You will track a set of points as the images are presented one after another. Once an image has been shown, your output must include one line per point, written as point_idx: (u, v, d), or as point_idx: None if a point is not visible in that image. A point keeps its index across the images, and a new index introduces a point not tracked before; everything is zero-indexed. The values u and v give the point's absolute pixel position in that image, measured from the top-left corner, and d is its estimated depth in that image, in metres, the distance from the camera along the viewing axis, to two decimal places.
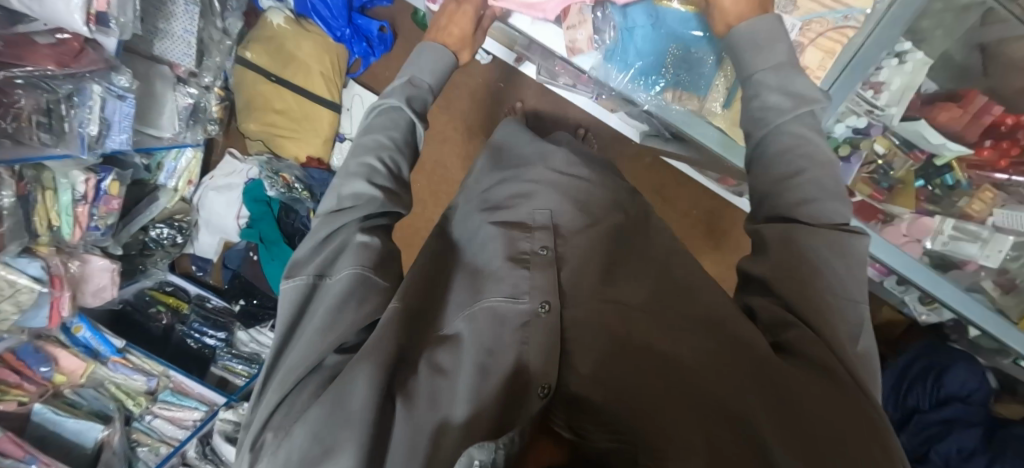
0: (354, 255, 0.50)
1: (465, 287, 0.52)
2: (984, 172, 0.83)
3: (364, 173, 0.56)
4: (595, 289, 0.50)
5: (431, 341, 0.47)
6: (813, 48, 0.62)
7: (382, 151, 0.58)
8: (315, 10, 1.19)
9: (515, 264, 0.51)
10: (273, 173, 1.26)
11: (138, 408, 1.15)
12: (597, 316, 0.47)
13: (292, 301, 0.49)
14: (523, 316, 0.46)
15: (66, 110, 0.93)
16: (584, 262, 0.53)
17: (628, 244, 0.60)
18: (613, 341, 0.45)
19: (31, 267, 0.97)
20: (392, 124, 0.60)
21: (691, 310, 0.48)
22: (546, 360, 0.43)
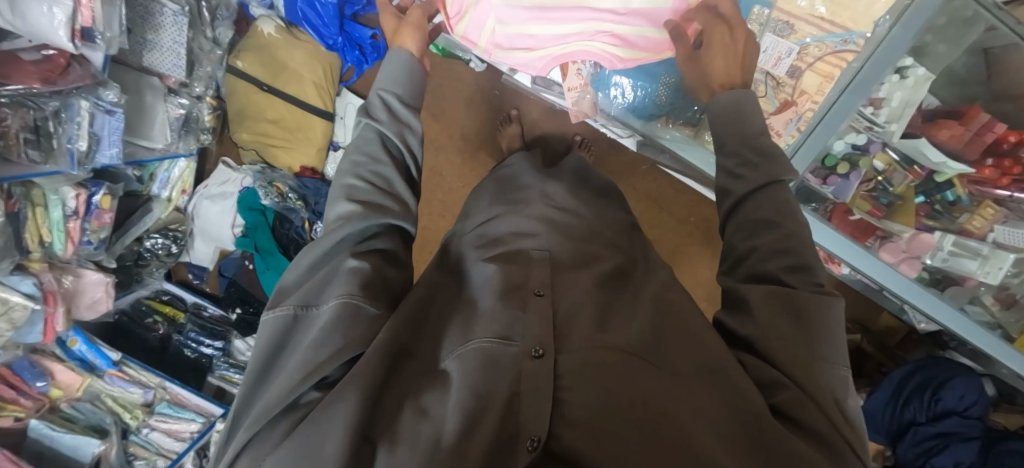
0: (344, 282, 0.49)
1: (459, 326, 0.52)
2: (985, 188, 0.80)
3: (343, 193, 0.57)
4: (589, 336, 0.49)
5: (412, 379, 0.46)
6: (811, 72, 0.69)
7: (363, 166, 0.59)
8: (306, 18, 1.17)
9: (508, 307, 0.52)
10: (266, 182, 1.26)
11: (135, 421, 1.17)
12: (591, 363, 0.45)
13: (271, 330, 0.48)
14: (513, 358, 0.46)
15: (54, 127, 0.91)
16: (579, 311, 0.53)
17: (620, 299, 0.60)
18: (609, 391, 0.42)
19: (24, 284, 0.96)
20: (372, 136, 0.62)
21: (685, 362, 0.47)
22: (538, 410, 0.40)
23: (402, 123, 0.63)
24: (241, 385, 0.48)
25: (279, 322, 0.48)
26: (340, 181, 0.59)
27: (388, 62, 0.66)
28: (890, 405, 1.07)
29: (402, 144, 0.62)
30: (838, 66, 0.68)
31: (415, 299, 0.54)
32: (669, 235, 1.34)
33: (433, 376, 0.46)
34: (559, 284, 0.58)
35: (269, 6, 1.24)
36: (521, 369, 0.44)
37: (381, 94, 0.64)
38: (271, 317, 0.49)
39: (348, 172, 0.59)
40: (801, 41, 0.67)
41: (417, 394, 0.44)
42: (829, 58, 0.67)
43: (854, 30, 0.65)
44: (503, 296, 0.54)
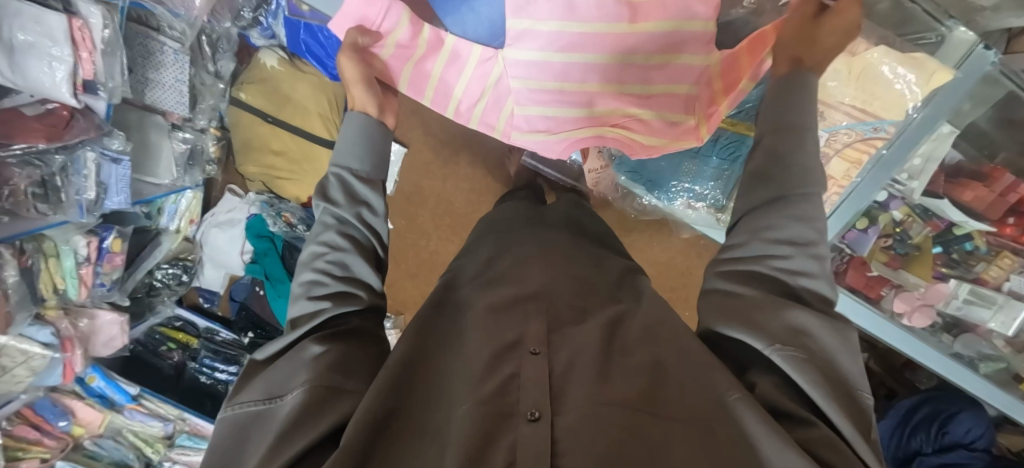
0: (310, 370, 0.44)
1: (447, 396, 0.45)
2: (1004, 240, 0.79)
3: (304, 290, 0.53)
4: (586, 387, 0.42)
5: (401, 447, 0.39)
6: (839, 158, 0.68)
7: (321, 261, 0.54)
8: (309, 50, 1.13)
9: (497, 363, 0.46)
10: (274, 213, 1.28)
11: (157, 455, 1.20)
12: (589, 415, 0.38)
13: (235, 426, 0.42)
14: (509, 419, 0.39)
15: (61, 181, 0.90)
16: (578, 363, 0.46)
17: (623, 342, 0.52)
18: (611, 444, 0.34)
19: (42, 334, 0.98)
20: (328, 223, 0.56)
21: (687, 401, 0.42)
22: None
23: (359, 201, 0.57)
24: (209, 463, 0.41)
25: (241, 420, 0.43)
26: (304, 278, 0.54)
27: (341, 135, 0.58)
28: (897, 432, 1.09)
29: (364, 230, 0.56)
30: (866, 152, 0.66)
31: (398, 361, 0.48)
32: (677, 256, 1.33)
33: (423, 447, 0.39)
34: (554, 337, 0.51)
35: (270, 37, 1.17)
36: (516, 435, 0.37)
37: (334, 172, 0.57)
38: (230, 416, 0.43)
39: (309, 266, 0.54)
40: (833, 126, 0.65)
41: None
42: (859, 145, 0.66)
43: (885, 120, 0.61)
44: (495, 356, 0.47)
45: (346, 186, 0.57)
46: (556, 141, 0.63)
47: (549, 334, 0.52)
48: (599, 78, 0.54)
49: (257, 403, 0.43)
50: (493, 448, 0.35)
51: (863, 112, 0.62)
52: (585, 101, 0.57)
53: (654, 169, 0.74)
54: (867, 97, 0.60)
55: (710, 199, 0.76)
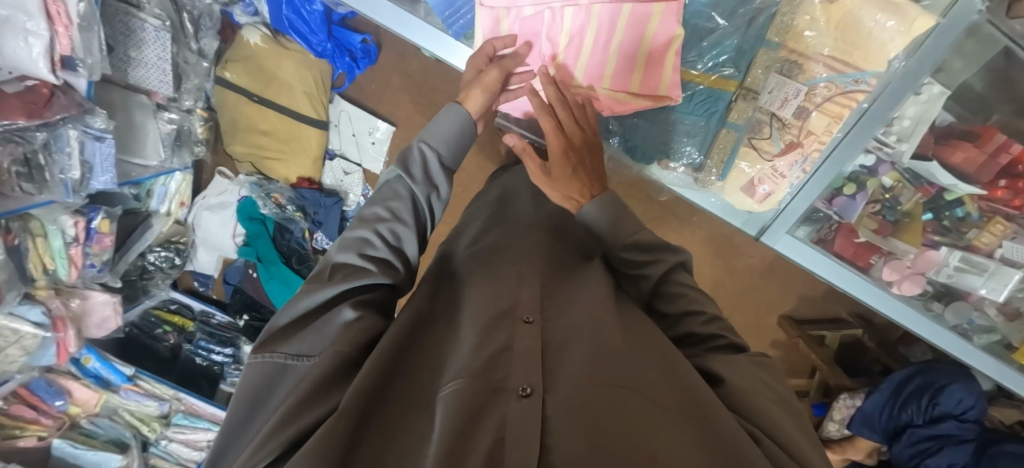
0: (335, 335, 0.42)
1: (435, 363, 0.42)
2: (997, 206, 0.77)
3: (355, 248, 0.48)
4: (586, 367, 0.38)
5: (390, 412, 0.36)
6: (819, 113, 0.62)
7: (381, 233, 0.49)
8: (292, 26, 1.12)
9: (492, 327, 0.42)
10: (265, 194, 1.27)
11: (153, 434, 1.21)
12: (582, 400, 0.34)
13: (252, 384, 0.39)
14: (502, 396, 0.35)
15: (45, 159, 0.90)
16: (575, 334, 0.42)
17: (625, 319, 0.47)
18: (601, 433, 0.31)
19: (33, 314, 0.99)
20: (398, 196, 0.51)
21: (670, 378, 0.38)
22: (526, 450, 0.30)
23: (434, 184, 0.54)
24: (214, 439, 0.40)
25: (264, 373, 0.40)
26: (351, 235, 0.49)
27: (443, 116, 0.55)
28: (888, 406, 1.09)
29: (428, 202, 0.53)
30: (848, 106, 0.60)
31: (393, 337, 0.42)
32: (670, 234, 1.32)
33: (406, 416, 0.36)
34: (549, 306, 0.47)
35: (254, 13, 1.18)
36: (504, 411, 0.34)
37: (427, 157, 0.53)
38: (252, 364, 0.40)
39: (364, 227, 0.49)
40: (811, 80, 0.61)
41: (389, 444, 0.33)
42: (839, 99, 0.60)
43: (867, 70, 0.57)
44: (486, 328, 0.42)
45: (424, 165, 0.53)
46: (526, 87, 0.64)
47: (544, 301, 0.48)
48: (583, 27, 0.59)
49: (273, 357, 0.40)
50: (482, 428, 0.32)
51: (843, 64, 0.58)
52: (557, 47, 0.60)
53: (631, 128, 0.71)
54: (846, 46, 0.57)
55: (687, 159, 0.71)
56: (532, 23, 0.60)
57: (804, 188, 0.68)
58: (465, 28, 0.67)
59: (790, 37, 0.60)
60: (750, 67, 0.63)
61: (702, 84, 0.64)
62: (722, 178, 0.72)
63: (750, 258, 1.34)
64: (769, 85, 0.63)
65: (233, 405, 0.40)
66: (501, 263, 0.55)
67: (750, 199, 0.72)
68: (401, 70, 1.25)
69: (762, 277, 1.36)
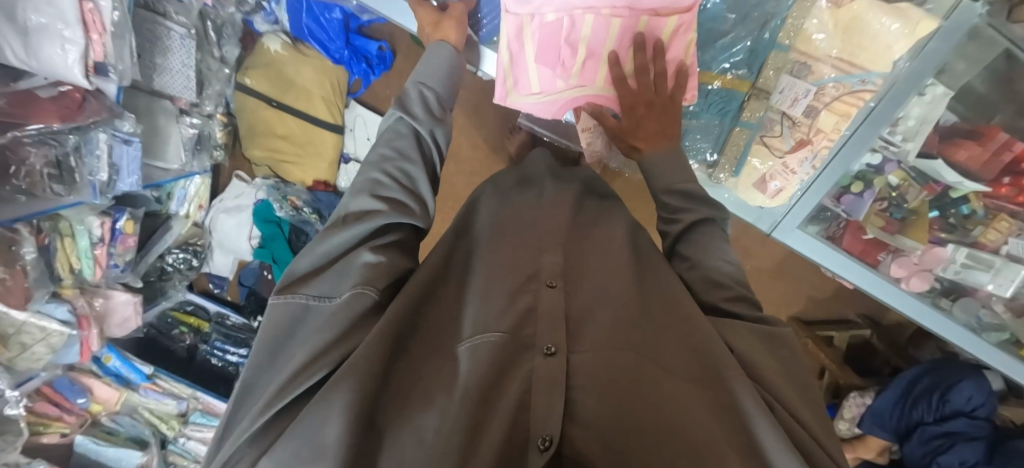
0: (356, 274, 0.41)
1: (463, 313, 0.43)
2: (1002, 203, 0.79)
3: (367, 188, 0.49)
4: (606, 332, 0.42)
5: (423, 355, 0.39)
6: (827, 112, 0.63)
7: (391, 170, 0.51)
8: (311, 33, 1.16)
9: (518, 292, 0.45)
10: (281, 197, 1.30)
11: (171, 431, 1.23)
12: (599, 366, 0.40)
13: (279, 322, 0.40)
14: (529, 358, 0.40)
15: (76, 161, 0.93)
16: (601, 295, 0.46)
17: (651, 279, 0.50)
18: (612, 399, 0.38)
19: (59, 311, 1.01)
20: (403, 133, 0.54)
21: (686, 338, 0.42)
22: (549, 407, 0.37)
23: (435, 120, 0.57)
24: (240, 376, 0.39)
25: (286, 310, 0.40)
26: (361, 181, 0.50)
27: (435, 51, 0.61)
28: (899, 405, 1.11)
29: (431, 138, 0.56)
30: (855, 105, 0.62)
31: (418, 283, 0.43)
32: None
33: (440, 358, 0.39)
34: (573, 266, 0.49)
35: (274, 22, 1.22)
36: (531, 368, 0.39)
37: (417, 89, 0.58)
38: (274, 301, 0.40)
39: (371, 170, 0.51)
40: (820, 81, 0.62)
41: (428, 385, 0.36)
42: (847, 98, 0.62)
43: (872, 71, 0.59)
44: (513, 289, 0.45)
45: (424, 102, 0.58)
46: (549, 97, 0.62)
47: (566, 263, 0.50)
48: (603, 40, 0.58)
49: (293, 295, 0.40)
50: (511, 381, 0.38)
51: (851, 65, 0.60)
52: (573, 50, 0.59)
53: None
54: (852, 48, 0.59)
55: (700, 157, 0.74)
56: (553, 28, 0.58)
57: (813, 184, 0.70)
58: (494, 31, 0.71)
59: (799, 40, 0.62)
60: (761, 68, 0.65)
61: (717, 85, 0.66)
62: (734, 176, 0.73)
63: (758, 259, 1.36)
64: (780, 86, 0.65)
65: (255, 345, 0.40)
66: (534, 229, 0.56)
67: (761, 195, 0.73)
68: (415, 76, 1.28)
69: (770, 278, 1.37)
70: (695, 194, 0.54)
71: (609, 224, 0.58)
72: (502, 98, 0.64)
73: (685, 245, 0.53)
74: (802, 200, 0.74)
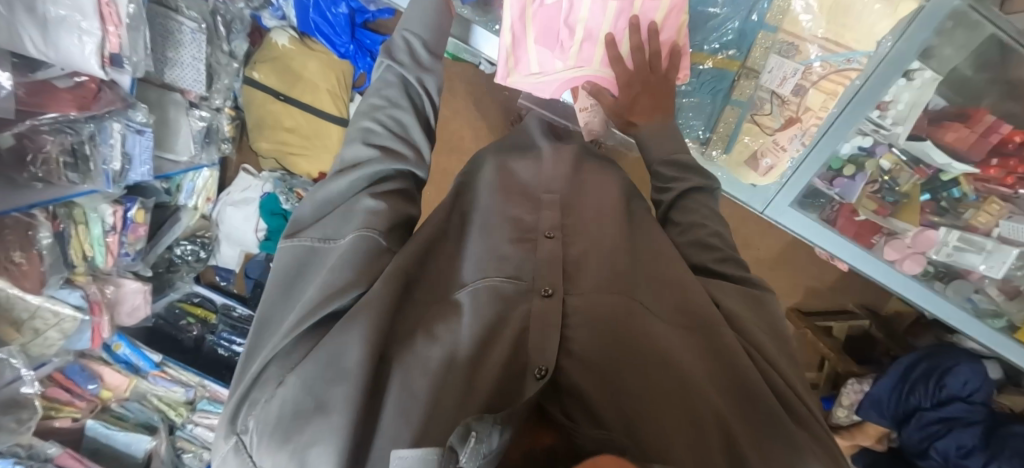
0: (359, 219, 0.44)
1: (469, 269, 0.48)
2: (991, 186, 0.82)
3: (360, 136, 0.51)
4: (602, 278, 0.46)
5: (433, 301, 0.44)
6: (815, 90, 0.67)
7: (382, 114, 0.53)
8: (318, 28, 1.19)
9: (520, 246, 0.49)
10: (288, 189, 1.34)
11: (179, 418, 1.26)
12: (596, 307, 0.44)
13: (287, 263, 0.43)
14: (529, 299, 0.45)
15: (90, 149, 0.96)
16: (597, 246, 0.50)
17: (642, 238, 0.54)
18: (607, 332, 0.42)
19: (73, 296, 1.04)
20: (392, 83, 0.55)
21: (673, 289, 0.47)
22: (546, 341, 0.41)
23: (422, 68, 0.58)
24: (257, 311, 0.43)
25: (298, 253, 0.43)
26: (358, 125, 0.52)
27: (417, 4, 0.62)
28: (897, 389, 1.12)
29: (421, 86, 0.56)
30: (842, 84, 0.65)
31: (423, 239, 0.47)
32: None
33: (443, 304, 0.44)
34: (571, 221, 0.53)
35: (281, 18, 1.25)
36: (530, 308, 0.44)
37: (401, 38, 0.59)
38: (287, 247, 0.44)
39: (366, 114, 0.53)
40: (806, 61, 0.64)
41: (433, 320, 0.41)
42: (833, 77, 0.65)
43: (859, 51, 0.61)
44: (515, 242, 0.49)
45: (412, 51, 0.58)
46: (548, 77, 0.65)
47: (563, 221, 0.53)
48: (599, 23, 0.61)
49: (305, 240, 0.44)
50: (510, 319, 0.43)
51: (837, 45, 0.62)
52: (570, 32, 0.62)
53: None
54: (838, 28, 0.61)
55: (693, 134, 0.76)
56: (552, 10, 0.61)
57: (804, 161, 0.75)
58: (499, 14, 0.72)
59: (786, 22, 0.64)
60: (750, 47, 0.68)
61: (712, 65, 0.68)
62: (726, 152, 0.75)
63: (757, 250, 1.37)
64: (769, 65, 0.67)
65: (268, 287, 0.43)
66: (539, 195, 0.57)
67: (753, 173, 0.76)
68: None
69: (769, 269, 1.38)
70: (688, 163, 0.57)
71: (607, 185, 0.61)
72: (503, 76, 0.66)
73: (678, 212, 0.56)
74: (796, 174, 0.77)
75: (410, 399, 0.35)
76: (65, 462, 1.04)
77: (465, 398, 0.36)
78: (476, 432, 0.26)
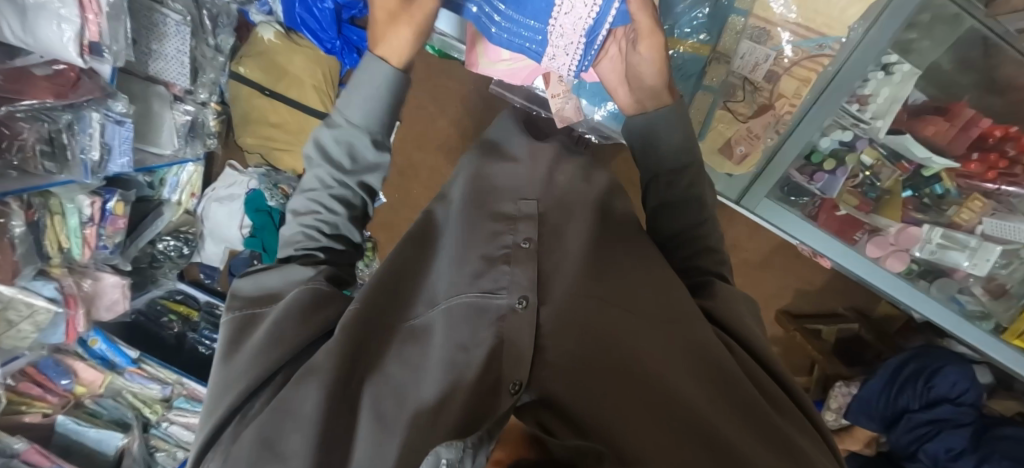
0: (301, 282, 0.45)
1: (445, 277, 0.48)
2: (973, 182, 0.81)
3: (295, 241, 0.51)
4: (580, 282, 0.44)
5: (402, 332, 0.43)
6: (789, 76, 0.70)
7: (310, 223, 0.51)
8: (304, 23, 1.19)
9: (492, 262, 0.47)
10: (272, 185, 1.34)
11: (154, 415, 1.24)
12: (573, 310, 0.42)
13: (225, 336, 0.43)
14: (500, 309, 0.42)
15: (68, 139, 0.95)
16: (575, 254, 0.48)
17: (622, 244, 0.52)
18: (584, 338, 0.39)
19: (47, 289, 1.02)
20: (324, 185, 0.51)
21: (654, 296, 0.45)
22: (519, 356, 0.39)
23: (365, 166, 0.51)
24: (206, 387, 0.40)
25: (237, 324, 0.43)
26: (290, 232, 0.52)
27: (354, 82, 0.49)
28: (885, 392, 1.10)
29: (356, 189, 0.51)
30: (816, 69, 0.68)
31: (383, 271, 0.48)
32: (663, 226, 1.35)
33: (407, 332, 0.43)
34: (548, 231, 0.51)
35: (268, 13, 1.26)
36: (503, 322, 0.41)
37: (339, 130, 0.50)
38: (230, 319, 0.44)
39: (298, 218, 0.52)
40: (778, 46, 0.69)
41: (397, 348, 0.41)
42: (806, 63, 0.69)
43: (829, 35, 0.66)
44: (489, 257, 0.47)
45: (348, 146, 0.50)
46: (563, 52, 0.57)
47: (541, 230, 0.51)
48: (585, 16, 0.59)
49: (249, 308, 0.44)
50: (480, 339, 0.40)
51: (807, 29, 0.67)
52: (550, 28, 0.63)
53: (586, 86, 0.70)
54: (811, 14, 0.66)
55: None
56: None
57: (779, 150, 0.73)
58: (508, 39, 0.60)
59: (758, 7, 0.69)
60: (720, 32, 0.71)
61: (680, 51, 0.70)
62: (702, 139, 0.74)
63: (745, 252, 1.36)
64: (740, 50, 0.71)
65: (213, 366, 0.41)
66: (513, 206, 0.54)
67: (728, 162, 0.76)
68: None
69: (757, 271, 1.37)
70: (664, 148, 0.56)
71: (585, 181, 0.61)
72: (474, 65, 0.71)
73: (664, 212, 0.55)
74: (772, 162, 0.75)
75: (383, 434, 0.33)
76: (30, 457, 1.02)
77: (434, 419, 0.33)
78: (445, 459, 0.29)
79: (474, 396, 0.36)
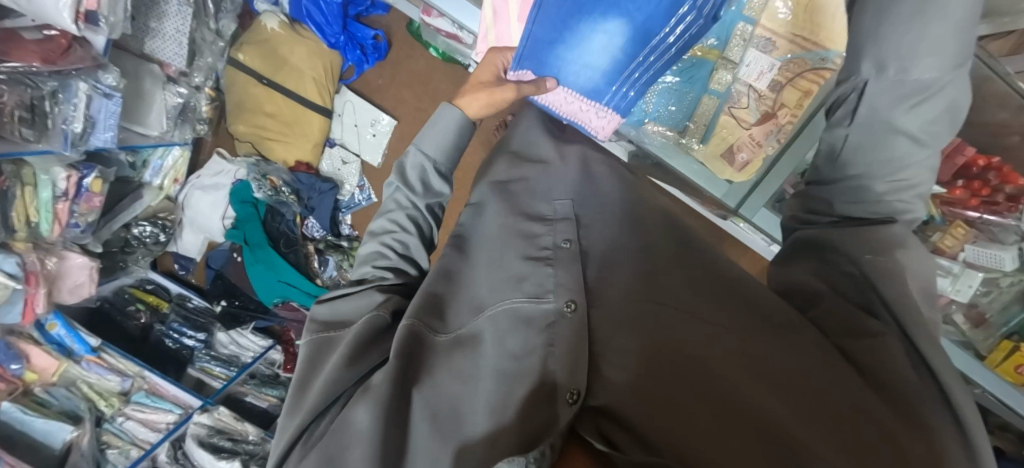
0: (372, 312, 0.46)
1: (486, 278, 0.48)
2: (956, 209, 0.83)
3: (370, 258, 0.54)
4: (632, 288, 0.45)
5: (447, 345, 0.43)
6: (791, 87, 0.71)
7: (388, 243, 0.54)
8: (309, 15, 1.25)
9: (538, 262, 0.48)
10: (261, 176, 1.27)
11: (110, 409, 1.17)
12: (628, 317, 0.42)
13: (303, 358, 0.44)
14: (548, 316, 0.43)
15: (50, 107, 0.92)
16: (616, 258, 0.49)
17: (676, 237, 0.52)
18: (644, 345, 0.40)
19: (6, 263, 0.96)
20: (401, 206, 0.54)
21: (706, 298, 0.45)
22: (576, 364, 0.39)
23: (432, 194, 0.54)
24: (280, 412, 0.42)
25: (315, 346, 0.45)
26: (366, 250, 0.55)
27: (432, 124, 0.53)
28: None
29: (424, 214, 0.54)
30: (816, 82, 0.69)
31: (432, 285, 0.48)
32: None
33: (454, 343, 0.44)
34: (584, 230, 0.52)
35: (274, 3, 1.28)
36: (556, 332, 0.42)
37: (417, 159, 0.54)
38: (306, 342, 0.46)
39: (374, 237, 0.55)
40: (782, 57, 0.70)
41: (443, 358, 0.42)
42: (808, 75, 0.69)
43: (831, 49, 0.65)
44: (532, 258, 0.48)
45: (422, 172, 0.54)
46: None
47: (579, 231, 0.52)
48: None
49: (324, 332, 0.46)
50: (533, 349, 0.41)
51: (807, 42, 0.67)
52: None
53: None
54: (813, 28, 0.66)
55: (671, 122, 0.76)
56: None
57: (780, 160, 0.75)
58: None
59: (764, 17, 0.70)
60: (728, 39, 0.71)
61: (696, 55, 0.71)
62: (703, 143, 0.77)
63: None
64: (746, 59, 0.71)
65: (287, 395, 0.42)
66: (547, 206, 0.55)
67: (728, 168, 0.77)
68: (406, 69, 1.33)
69: None
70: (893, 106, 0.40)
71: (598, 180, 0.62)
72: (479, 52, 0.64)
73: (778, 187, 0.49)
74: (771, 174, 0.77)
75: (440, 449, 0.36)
76: None
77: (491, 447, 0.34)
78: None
79: (525, 412, 0.37)
